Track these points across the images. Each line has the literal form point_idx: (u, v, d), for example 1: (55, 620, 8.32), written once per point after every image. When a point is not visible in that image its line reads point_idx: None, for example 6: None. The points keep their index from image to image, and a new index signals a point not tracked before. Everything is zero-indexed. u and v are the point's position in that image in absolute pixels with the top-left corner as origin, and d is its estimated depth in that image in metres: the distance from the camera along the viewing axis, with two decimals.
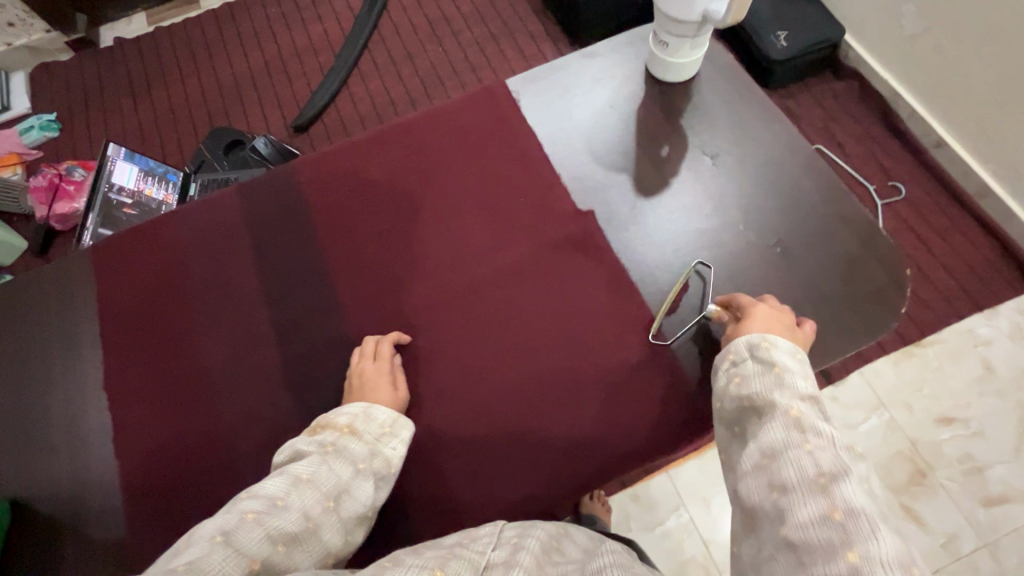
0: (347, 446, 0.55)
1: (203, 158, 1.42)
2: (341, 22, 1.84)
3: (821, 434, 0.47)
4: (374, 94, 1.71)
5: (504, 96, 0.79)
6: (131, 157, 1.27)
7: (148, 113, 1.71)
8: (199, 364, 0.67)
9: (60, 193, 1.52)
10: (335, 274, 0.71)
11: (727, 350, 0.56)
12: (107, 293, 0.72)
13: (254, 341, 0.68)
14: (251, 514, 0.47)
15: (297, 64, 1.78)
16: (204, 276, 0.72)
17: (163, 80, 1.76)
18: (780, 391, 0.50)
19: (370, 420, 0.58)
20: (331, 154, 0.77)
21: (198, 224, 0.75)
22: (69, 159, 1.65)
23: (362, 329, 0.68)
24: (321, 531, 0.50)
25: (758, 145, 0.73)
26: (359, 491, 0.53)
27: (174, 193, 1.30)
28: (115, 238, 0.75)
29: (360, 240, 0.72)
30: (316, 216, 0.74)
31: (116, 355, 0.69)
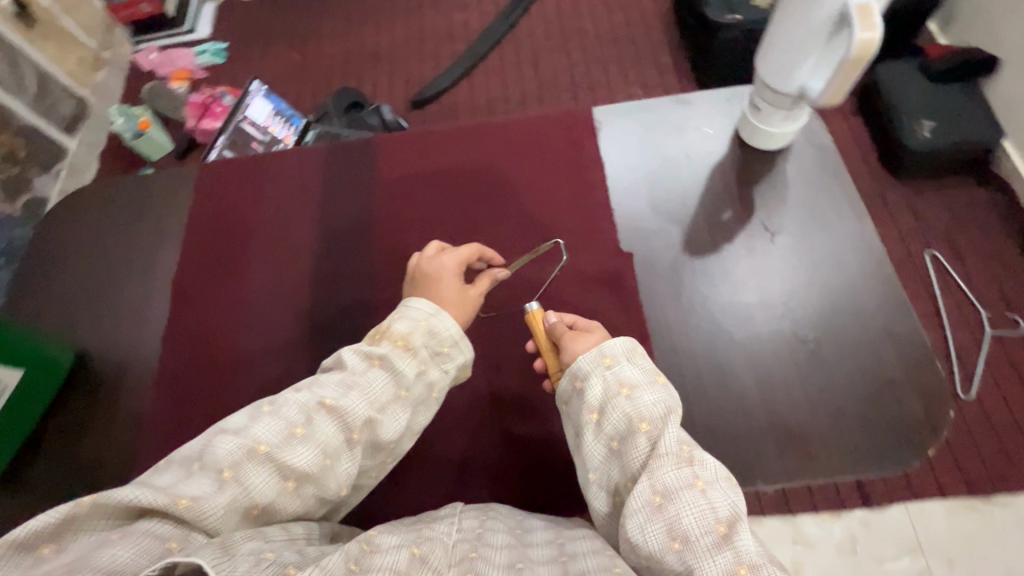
0: (394, 364, 0.56)
1: (325, 111, 1.57)
2: (484, 16, 1.94)
3: (706, 466, 0.52)
4: (493, 88, 1.79)
5: (585, 123, 0.83)
6: (267, 96, 1.46)
7: (297, 59, 1.91)
8: (248, 289, 0.76)
9: (208, 113, 1.75)
10: (383, 245, 0.77)
11: (605, 351, 0.60)
12: (199, 207, 0.84)
13: (298, 283, 0.76)
14: (264, 446, 0.49)
15: (433, 46, 1.90)
16: (277, 216, 0.81)
17: (318, 34, 1.96)
18: (665, 413, 0.55)
19: (433, 334, 0.59)
20: (416, 137, 0.85)
21: (289, 167, 0.85)
22: (224, 84, 1.88)
23: (388, 299, 0.73)
24: (335, 466, 0.51)
25: (823, 236, 0.72)
26: (388, 424, 0.55)
27: (293, 134, 1.45)
28: (220, 162, 0.87)
29: (419, 221, 0.79)
30: (385, 188, 0.81)
31: (188, 260, 0.80)
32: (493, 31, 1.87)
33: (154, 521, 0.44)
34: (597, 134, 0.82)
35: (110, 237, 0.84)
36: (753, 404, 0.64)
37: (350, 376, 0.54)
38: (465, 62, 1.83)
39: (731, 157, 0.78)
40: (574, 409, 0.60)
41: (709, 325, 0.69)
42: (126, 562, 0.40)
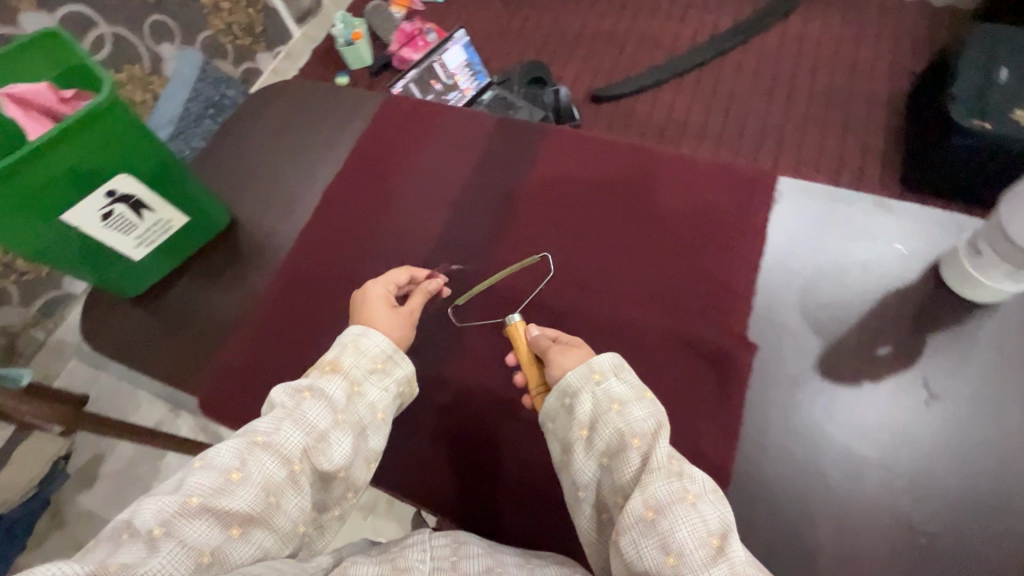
0: (321, 389, 0.63)
1: (509, 78, 1.60)
2: (696, 35, 1.85)
3: (693, 480, 0.55)
4: (675, 108, 1.72)
5: (763, 189, 0.77)
6: (465, 46, 1.51)
7: (504, 19, 1.98)
8: (381, 222, 0.82)
9: (411, 44, 1.91)
10: (514, 234, 0.79)
11: (595, 366, 0.63)
12: (370, 132, 0.90)
13: (426, 236, 0.81)
14: (195, 499, 0.52)
15: (634, 48, 1.86)
16: (432, 167, 0.85)
17: (532, 3, 2.01)
18: (657, 428, 0.59)
19: (361, 353, 0.67)
20: (585, 143, 0.84)
21: (457, 125, 0.88)
22: (434, 22, 2.01)
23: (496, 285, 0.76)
24: (283, 498, 0.56)
25: (989, 423, 0.62)
26: (331, 453, 0.60)
27: (474, 88, 1.51)
28: (402, 98, 0.92)
29: (550, 223, 0.79)
30: (536, 178, 0.82)
31: (342, 175, 0.87)
32: (699, 53, 1.78)
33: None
34: (770, 206, 0.76)
35: (289, 126, 0.94)
36: (821, 562, 0.57)
37: (282, 413, 0.60)
38: (658, 74, 1.77)
39: (895, 282, 0.69)
40: (560, 430, 0.63)
41: (807, 458, 0.62)
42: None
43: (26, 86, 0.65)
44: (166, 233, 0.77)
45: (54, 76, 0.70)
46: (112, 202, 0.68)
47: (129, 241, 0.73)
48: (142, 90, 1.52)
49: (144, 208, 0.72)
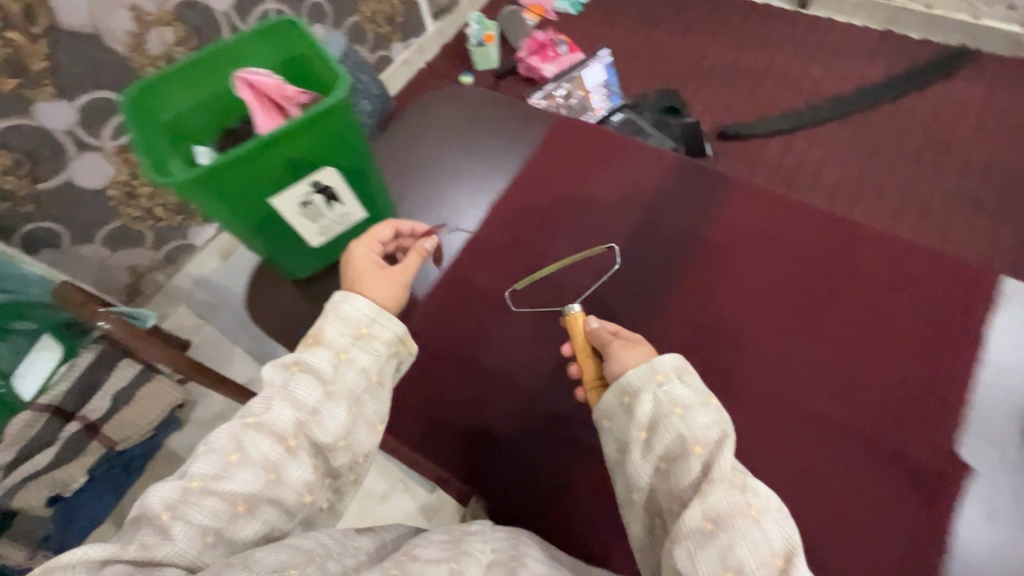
0: (309, 360, 0.69)
1: (642, 102, 1.56)
2: (840, 85, 1.75)
3: (755, 491, 0.62)
4: (807, 158, 1.62)
5: (985, 291, 0.80)
6: (606, 66, 1.49)
7: (636, 42, 1.94)
8: (592, 250, 0.91)
9: (540, 53, 1.90)
10: (719, 285, 0.85)
11: (657, 368, 0.70)
12: (584, 162, 0.98)
13: (633, 271, 0.89)
14: (194, 484, 0.59)
15: (769, 88, 1.77)
16: (644, 206, 0.93)
17: (667, 28, 1.96)
18: (720, 438, 0.65)
19: (345, 321, 0.72)
20: (765, 199, 0.91)
21: (671, 170, 0.95)
22: (565, 34, 2.00)
23: (694, 329, 0.83)
24: (283, 470, 0.63)
25: None
26: (321, 429, 0.66)
27: (606, 109, 1.49)
28: (618, 136, 1.01)
29: (735, 285, 0.85)
30: (743, 235, 0.88)
31: (559, 199, 0.95)
32: (840, 105, 1.69)
33: (114, 564, 0.52)
34: (963, 307, 0.79)
35: (502, 142, 1.04)
36: None
37: (272, 391, 0.67)
38: (793, 120, 1.68)
39: None
40: (617, 427, 0.71)
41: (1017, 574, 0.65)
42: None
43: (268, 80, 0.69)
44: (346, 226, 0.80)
45: (281, 61, 0.78)
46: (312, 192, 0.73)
47: (312, 228, 0.77)
48: None
49: (336, 201, 0.76)
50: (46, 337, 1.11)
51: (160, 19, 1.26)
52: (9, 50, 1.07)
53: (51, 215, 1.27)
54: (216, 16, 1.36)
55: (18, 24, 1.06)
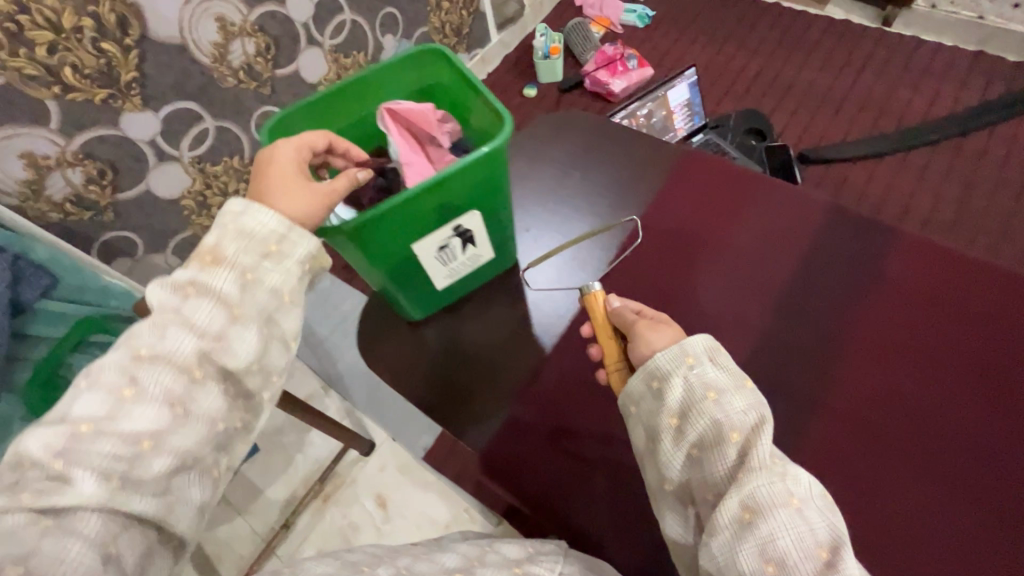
0: (208, 283, 0.49)
1: (725, 123, 1.50)
2: (931, 107, 1.61)
3: (801, 480, 0.45)
4: (898, 186, 1.50)
5: None
6: (690, 85, 1.42)
7: (707, 58, 1.85)
8: (723, 312, 0.69)
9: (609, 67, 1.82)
10: (897, 370, 0.63)
11: (686, 350, 0.52)
12: (695, 195, 0.76)
13: (781, 340, 0.67)
14: (87, 424, 0.44)
15: (850, 112, 1.66)
16: (789, 256, 0.71)
17: (740, 43, 1.85)
18: (757, 425, 0.48)
19: (249, 237, 0.51)
20: (951, 262, 0.67)
21: (818, 213, 0.72)
22: (631, 48, 1.92)
23: (865, 422, 0.62)
24: (195, 399, 0.47)
25: None
26: (236, 349, 0.49)
27: (687, 129, 1.43)
28: (742, 167, 0.78)
29: (908, 382, 0.63)
30: (927, 303, 0.66)
31: (674, 239, 0.74)
32: (938, 128, 1.55)
33: (10, 519, 0.40)
34: None
35: (591, 163, 0.82)
36: None
37: (167, 315, 0.48)
38: (882, 144, 1.56)
39: None
40: (635, 415, 0.54)
41: None
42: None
43: (416, 105, 0.56)
44: (473, 269, 0.67)
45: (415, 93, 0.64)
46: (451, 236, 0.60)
47: (441, 271, 0.63)
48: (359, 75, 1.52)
49: (470, 244, 0.62)
50: None
51: (244, 31, 1.20)
52: (102, 60, 1.02)
53: (129, 224, 1.21)
54: (295, 27, 1.30)
55: (113, 34, 1.01)
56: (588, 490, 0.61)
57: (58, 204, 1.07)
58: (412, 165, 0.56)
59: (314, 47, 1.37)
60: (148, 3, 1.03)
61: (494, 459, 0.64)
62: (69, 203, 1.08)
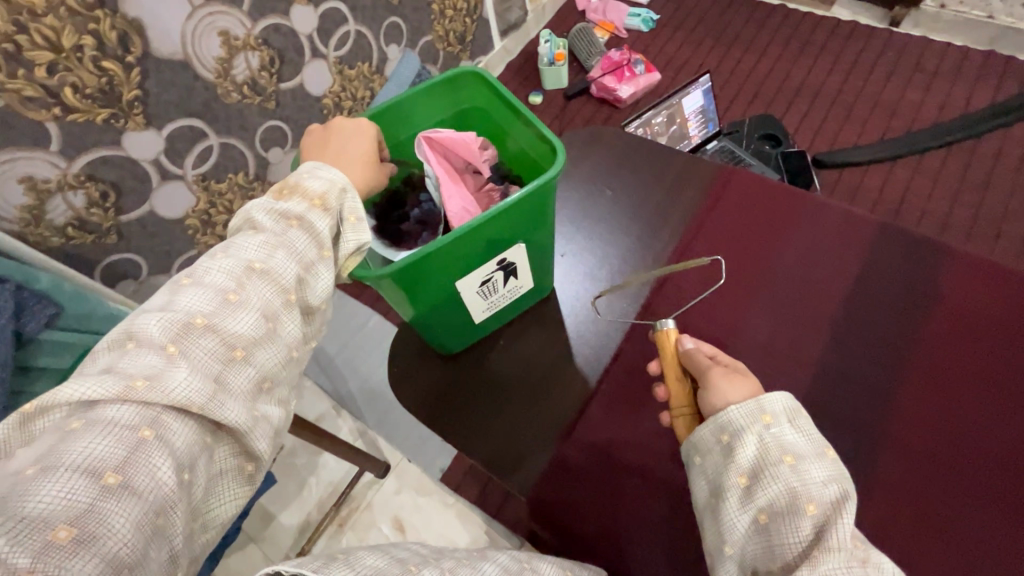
0: (309, 226, 0.50)
1: (738, 129, 1.48)
2: (948, 105, 1.55)
3: (881, 569, 0.42)
4: (922, 186, 1.43)
5: None
6: (705, 92, 1.40)
7: (714, 62, 1.81)
8: (763, 336, 0.67)
9: (616, 73, 1.76)
10: (948, 393, 0.61)
11: (763, 407, 0.51)
12: (733, 214, 0.75)
13: (824, 364, 0.64)
14: (199, 318, 0.43)
15: (866, 111, 1.59)
16: (832, 276, 0.69)
17: (748, 46, 1.81)
18: (839, 499, 0.45)
19: (345, 198, 0.53)
20: (1019, 286, 0.65)
21: (858, 231, 0.71)
22: (637, 52, 1.88)
23: (917, 448, 0.59)
24: (281, 322, 0.48)
25: None
26: (317, 285, 0.51)
27: (700, 137, 1.40)
28: (780, 185, 0.76)
29: (983, 411, 0.60)
30: (976, 321, 0.64)
31: (710, 260, 0.72)
32: (964, 128, 1.47)
33: (121, 405, 0.39)
34: None
35: (624, 182, 0.80)
36: None
37: (267, 236, 0.49)
38: (899, 146, 1.48)
39: None
40: (700, 467, 0.52)
41: None
42: (105, 451, 0.37)
43: (456, 134, 0.53)
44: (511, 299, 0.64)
45: (452, 118, 0.61)
46: (494, 269, 0.57)
47: (481, 305, 0.60)
48: (365, 87, 1.45)
49: (512, 276, 0.59)
50: None
51: (248, 45, 1.13)
52: (105, 79, 0.95)
53: (133, 246, 1.14)
54: (300, 40, 1.23)
55: (114, 52, 0.94)
56: (642, 534, 0.59)
57: (60, 228, 0.99)
58: (453, 196, 0.53)
59: (319, 59, 1.30)
60: (149, 19, 0.96)
61: (543, 502, 0.62)
62: (71, 227, 1.01)
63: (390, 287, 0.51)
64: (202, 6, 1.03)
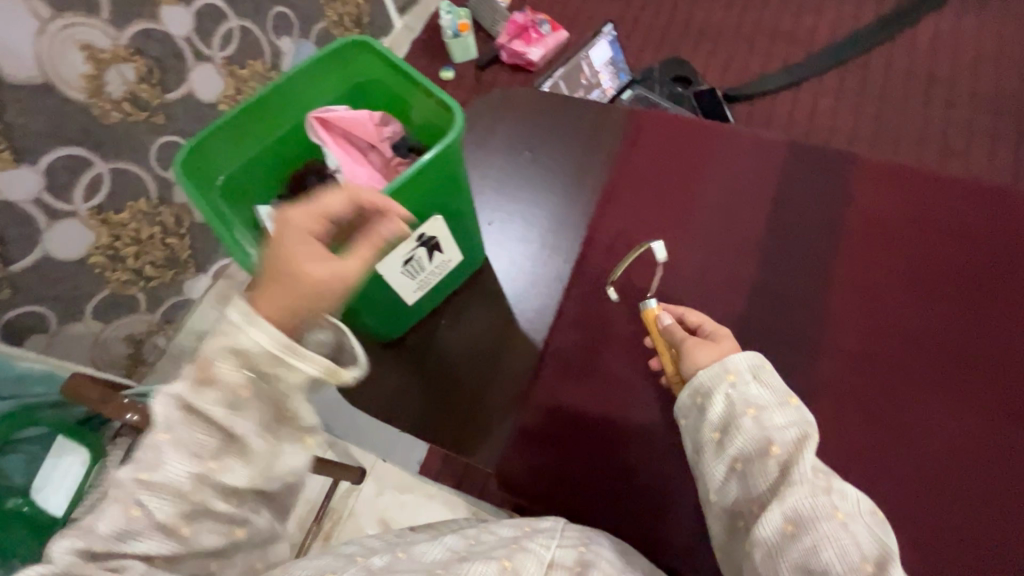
0: (202, 416, 0.41)
1: (649, 75, 1.49)
2: (852, 17, 1.57)
3: (846, 496, 0.43)
4: (836, 100, 1.45)
5: None
6: (612, 42, 1.40)
7: (621, 6, 1.76)
8: (689, 268, 0.68)
9: (524, 36, 1.70)
10: (859, 289, 0.65)
11: (726, 367, 0.52)
12: (648, 154, 0.75)
13: (750, 285, 0.67)
14: (99, 545, 0.39)
15: (772, 36, 1.60)
16: (745, 199, 0.71)
17: None
18: (800, 439, 0.46)
19: (245, 359, 0.41)
20: (918, 185, 0.70)
21: (763, 152, 0.73)
22: (542, 7, 1.81)
23: (839, 347, 0.63)
24: (193, 526, 0.41)
25: None
26: (230, 477, 0.42)
27: (615, 88, 1.41)
28: (689, 119, 0.77)
29: (903, 308, 0.64)
30: (875, 219, 0.68)
31: (631, 203, 0.72)
32: (863, 41, 1.51)
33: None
34: None
35: (540, 142, 0.79)
36: None
37: (158, 438, 0.40)
38: (808, 67, 1.50)
39: None
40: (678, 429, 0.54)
41: None
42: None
43: (349, 112, 0.51)
44: (444, 275, 0.62)
45: (346, 94, 0.57)
46: (416, 246, 0.54)
47: (412, 286, 0.58)
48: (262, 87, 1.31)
49: (437, 250, 0.57)
50: (61, 440, 0.78)
51: (118, 56, 1.00)
52: None
53: (35, 297, 1.02)
54: (178, 44, 1.09)
55: None
56: (610, 483, 0.59)
57: None
58: (358, 175, 0.50)
59: (206, 63, 1.15)
60: None
61: (511, 473, 0.62)
62: None
63: None
64: (55, 19, 0.91)
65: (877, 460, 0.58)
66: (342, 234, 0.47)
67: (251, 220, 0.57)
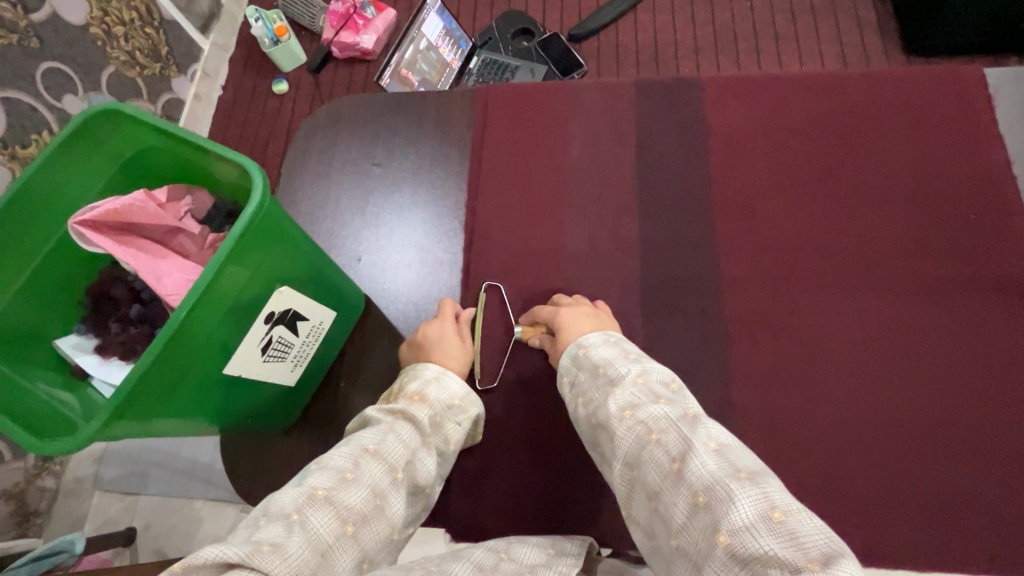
0: (414, 413, 0.49)
1: (490, 35, 1.41)
2: None
3: (656, 415, 0.42)
4: (678, 8, 1.42)
5: (975, 87, 0.69)
6: (441, 12, 1.31)
7: None
8: (568, 240, 0.66)
9: (350, 24, 1.50)
10: (732, 212, 0.66)
11: (560, 375, 0.53)
12: (499, 136, 0.71)
13: (634, 240, 0.65)
14: (321, 490, 0.40)
15: None
16: (605, 153, 0.69)
17: None
18: (610, 395, 0.46)
19: (442, 387, 0.53)
20: (758, 94, 0.71)
21: (609, 101, 0.72)
22: None
23: (732, 277, 0.63)
24: (387, 506, 0.43)
25: None
26: (425, 465, 0.48)
27: (460, 59, 1.33)
28: (530, 87, 0.73)
29: (774, 218, 0.65)
30: (728, 139, 0.69)
31: (497, 192, 0.69)
32: None
33: (244, 574, 0.33)
34: (970, 118, 0.68)
35: (387, 151, 0.71)
36: None
37: (379, 424, 0.48)
38: None
39: None
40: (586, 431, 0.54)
41: None
42: None
43: (118, 200, 0.41)
44: (319, 340, 0.56)
45: (118, 172, 0.47)
46: (270, 329, 0.47)
47: (285, 366, 0.51)
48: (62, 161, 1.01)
49: (299, 321, 0.51)
50: None
51: None
52: None
53: None
54: None
55: None
56: (555, 488, 0.58)
57: None
58: (168, 272, 0.41)
59: None
60: None
61: (449, 509, 0.59)
62: None
63: (139, 419, 0.41)
64: None
65: (802, 373, 0.59)
66: (182, 324, 0.38)
67: (56, 355, 0.47)
